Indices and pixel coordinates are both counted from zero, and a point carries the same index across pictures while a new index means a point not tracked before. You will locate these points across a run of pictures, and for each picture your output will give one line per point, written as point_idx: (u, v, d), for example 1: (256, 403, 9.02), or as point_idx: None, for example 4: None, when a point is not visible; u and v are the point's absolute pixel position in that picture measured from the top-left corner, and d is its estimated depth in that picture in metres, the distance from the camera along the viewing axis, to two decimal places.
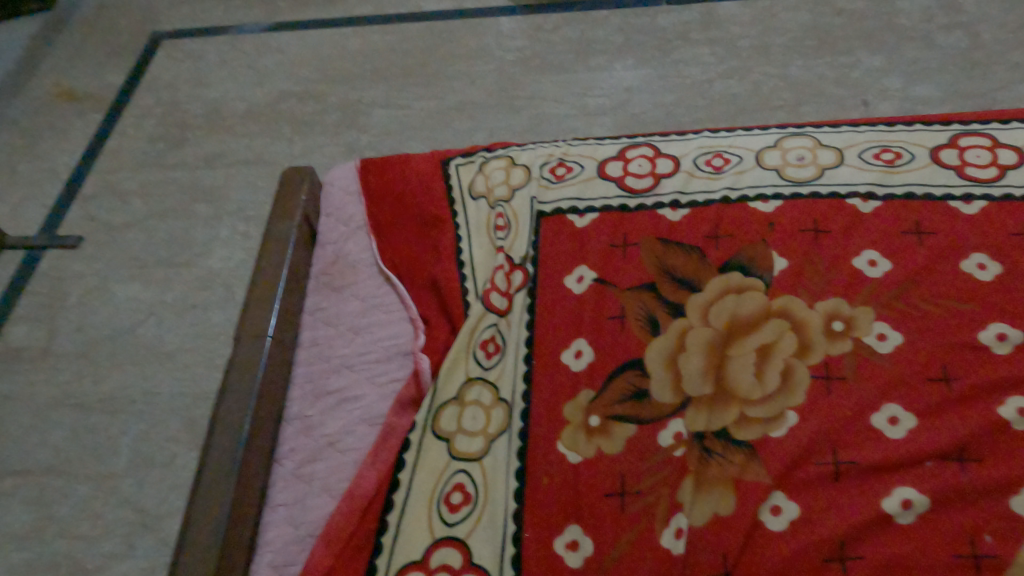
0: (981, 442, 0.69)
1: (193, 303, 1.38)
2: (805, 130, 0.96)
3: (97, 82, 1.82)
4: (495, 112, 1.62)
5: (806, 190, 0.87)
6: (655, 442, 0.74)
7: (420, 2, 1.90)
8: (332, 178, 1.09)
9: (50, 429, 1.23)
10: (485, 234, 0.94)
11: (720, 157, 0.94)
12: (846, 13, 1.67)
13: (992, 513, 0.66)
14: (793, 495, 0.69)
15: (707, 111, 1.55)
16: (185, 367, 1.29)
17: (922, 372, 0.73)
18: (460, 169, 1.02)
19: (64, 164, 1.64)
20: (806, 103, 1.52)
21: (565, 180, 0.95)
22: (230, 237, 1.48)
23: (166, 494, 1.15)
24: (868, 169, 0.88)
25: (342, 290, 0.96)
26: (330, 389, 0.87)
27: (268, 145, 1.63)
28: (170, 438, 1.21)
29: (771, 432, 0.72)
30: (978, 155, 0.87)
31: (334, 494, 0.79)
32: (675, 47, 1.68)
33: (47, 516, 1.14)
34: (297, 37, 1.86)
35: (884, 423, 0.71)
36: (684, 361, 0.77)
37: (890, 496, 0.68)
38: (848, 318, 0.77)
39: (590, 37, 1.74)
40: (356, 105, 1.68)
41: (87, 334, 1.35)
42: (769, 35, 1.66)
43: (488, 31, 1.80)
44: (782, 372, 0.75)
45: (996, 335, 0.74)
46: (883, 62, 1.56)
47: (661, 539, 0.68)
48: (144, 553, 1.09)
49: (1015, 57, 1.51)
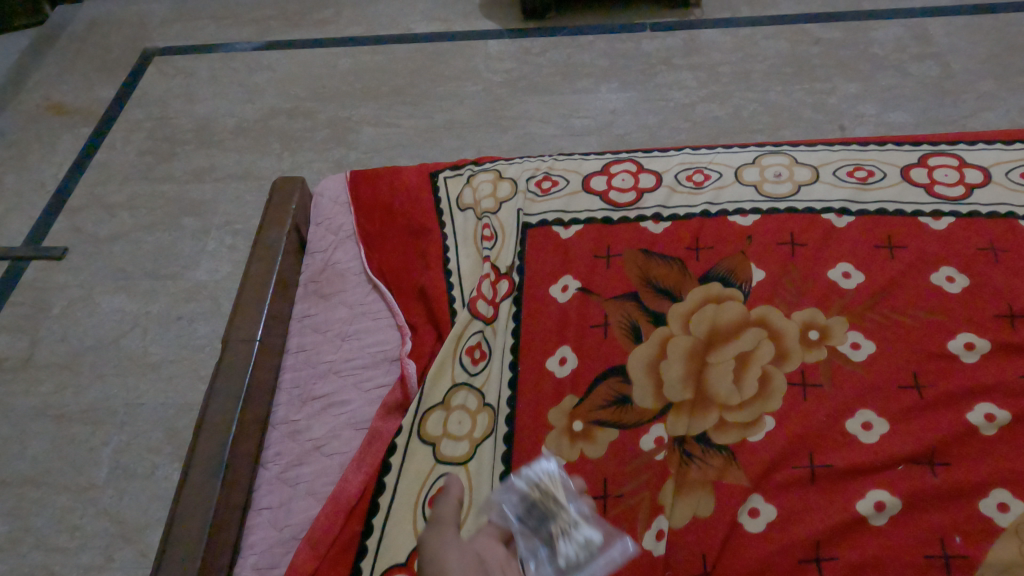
0: (951, 446, 0.72)
1: (178, 314, 1.38)
2: (783, 148, 1.00)
3: (87, 96, 1.84)
4: (483, 131, 1.65)
5: (783, 205, 0.91)
6: (638, 446, 0.75)
7: (410, 25, 1.94)
8: (321, 189, 1.10)
9: (30, 440, 1.22)
10: (472, 245, 0.96)
11: (700, 173, 0.98)
12: (823, 42, 1.74)
13: (963, 514, 0.68)
14: (770, 497, 0.71)
15: (689, 133, 1.59)
16: (170, 378, 1.29)
17: (895, 380, 0.76)
18: (448, 181, 1.05)
19: (52, 177, 1.65)
20: (784, 126, 1.57)
21: (550, 193, 0.98)
22: (217, 250, 1.48)
23: (147, 505, 1.14)
24: (842, 186, 0.92)
25: (330, 297, 0.97)
26: (317, 394, 0.88)
27: (256, 161, 1.65)
28: (152, 449, 1.20)
29: (749, 437, 0.74)
30: (946, 174, 0.91)
31: (320, 497, 0.80)
32: (658, 71, 1.73)
33: (24, 527, 1.12)
34: (287, 56, 1.89)
35: (858, 428, 0.74)
36: (665, 368, 0.79)
37: (863, 498, 0.69)
38: (823, 327, 0.80)
39: (576, 60, 1.79)
40: (346, 122, 1.70)
41: (69, 345, 1.35)
42: (750, 62, 1.72)
43: (477, 53, 1.83)
44: (759, 379, 0.78)
45: (965, 344, 0.77)
46: (858, 89, 1.62)
47: (642, 541, 0.69)
48: (122, 565, 1.08)
49: (985, 86, 1.57)
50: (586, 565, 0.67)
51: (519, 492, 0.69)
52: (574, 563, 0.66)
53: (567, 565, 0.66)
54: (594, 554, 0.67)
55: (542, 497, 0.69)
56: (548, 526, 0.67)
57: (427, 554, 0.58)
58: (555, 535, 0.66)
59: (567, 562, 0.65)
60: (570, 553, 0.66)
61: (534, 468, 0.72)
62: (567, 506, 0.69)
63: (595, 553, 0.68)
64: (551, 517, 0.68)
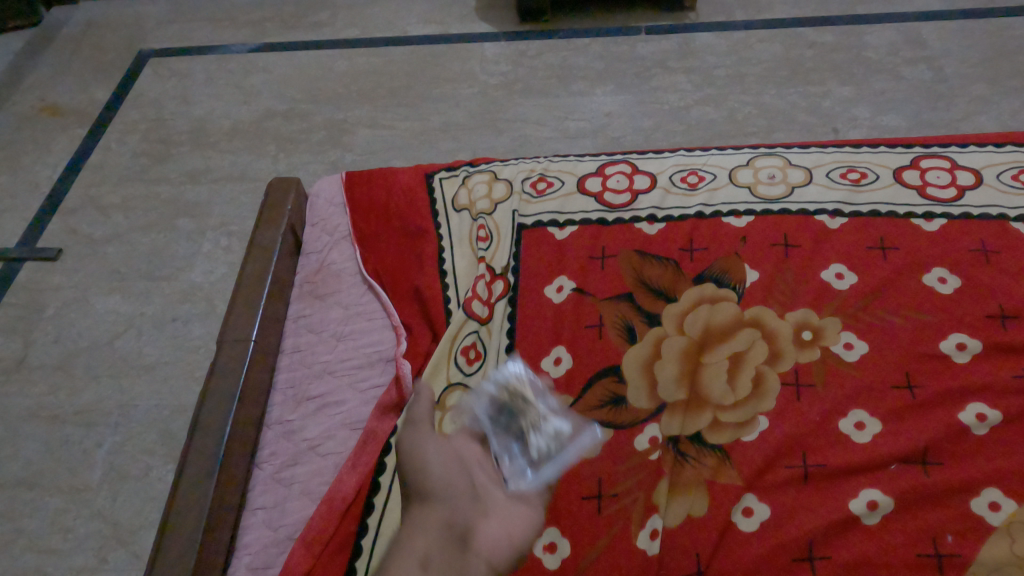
0: (943, 446, 0.72)
1: (173, 315, 1.38)
2: (776, 150, 1.00)
3: (83, 97, 1.83)
4: (478, 133, 1.65)
5: (776, 206, 0.91)
6: (632, 446, 0.75)
7: (406, 27, 1.94)
8: (317, 190, 1.10)
9: (23, 442, 1.22)
10: (467, 246, 0.96)
11: (694, 175, 0.98)
12: (817, 46, 1.75)
13: (955, 513, 0.68)
14: (763, 497, 0.71)
15: (684, 135, 1.60)
16: (164, 380, 1.29)
17: (887, 380, 0.76)
18: (443, 183, 1.05)
19: (46, 178, 1.64)
20: (778, 129, 1.58)
21: (545, 195, 0.98)
22: (212, 252, 1.48)
23: (140, 506, 1.14)
24: (835, 188, 0.92)
25: (325, 298, 0.97)
26: (312, 394, 0.88)
27: (252, 162, 1.65)
28: (146, 451, 1.20)
29: (743, 436, 0.75)
30: (938, 176, 0.92)
31: (314, 497, 0.80)
32: (653, 74, 1.74)
33: (17, 529, 1.12)
34: (283, 57, 1.89)
35: (851, 428, 0.74)
36: (659, 367, 0.80)
37: (856, 497, 0.70)
38: (816, 327, 0.80)
39: (571, 63, 1.79)
40: (342, 124, 1.71)
41: (63, 346, 1.34)
42: (744, 65, 1.73)
43: (472, 56, 1.84)
44: (753, 379, 0.78)
45: (956, 344, 0.78)
46: (852, 92, 1.63)
47: (636, 540, 0.70)
48: (116, 567, 1.08)
49: (977, 90, 1.59)
50: (558, 452, 0.76)
51: (490, 396, 0.81)
52: (545, 452, 0.76)
53: (539, 453, 0.76)
54: (568, 441, 0.77)
55: (510, 397, 0.80)
56: (516, 423, 0.78)
57: (406, 454, 0.77)
58: (523, 431, 0.77)
59: (538, 452, 0.76)
60: (540, 444, 0.77)
61: (501, 372, 0.82)
62: (535, 401, 0.80)
63: (568, 441, 0.77)
64: (519, 414, 0.79)
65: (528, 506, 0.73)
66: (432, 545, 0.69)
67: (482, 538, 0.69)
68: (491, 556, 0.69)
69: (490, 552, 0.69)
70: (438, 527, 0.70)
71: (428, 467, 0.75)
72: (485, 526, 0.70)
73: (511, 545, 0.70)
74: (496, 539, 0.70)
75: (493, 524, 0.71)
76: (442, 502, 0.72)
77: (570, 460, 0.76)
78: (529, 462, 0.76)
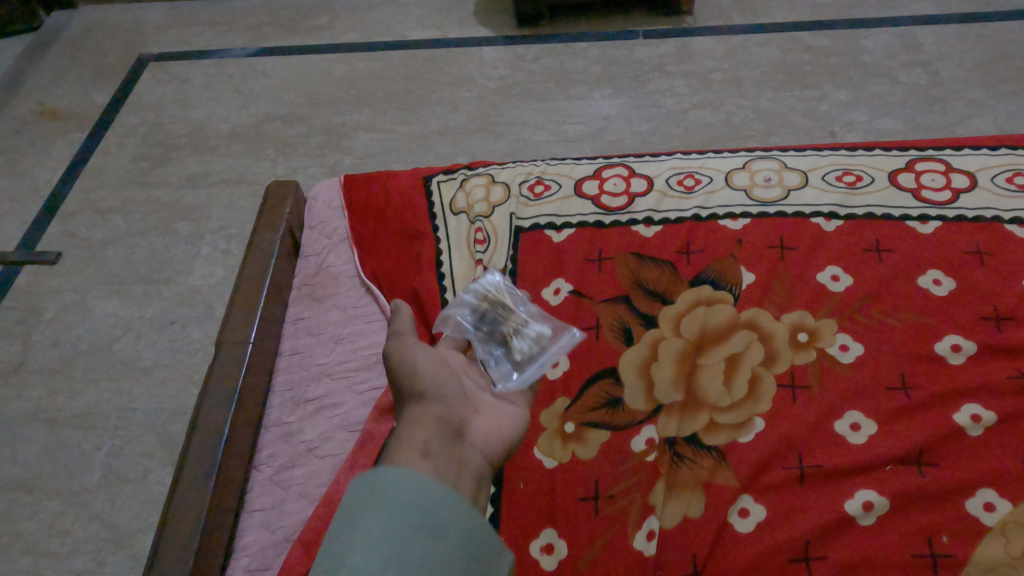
0: (938, 447, 0.72)
1: (172, 319, 1.38)
2: (772, 153, 1.01)
3: (82, 101, 1.84)
4: (476, 137, 1.66)
5: (772, 209, 0.92)
6: (628, 447, 0.76)
7: (405, 32, 1.95)
8: (315, 193, 1.11)
9: (21, 445, 1.22)
10: (465, 248, 0.97)
11: (691, 177, 0.99)
12: (813, 50, 1.75)
13: (949, 514, 0.69)
14: (759, 498, 0.71)
15: (682, 139, 1.61)
16: (163, 383, 1.29)
17: (883, 382, 0.77)
18: (441, 186, 1.06)
19: (46, 181, 1.65)
20: (775, 132, 1.59)
21: (543, 197, 0.99)
22: (211, 255, 1.49)
23: (138, 509, 1.14)
24: (831, 191, 0.93)
25: (323, 301, 0.98)
26: (310, 396, 0.88)
27: (251, 166, 1.65)
28: (145, 454, 1.20)
29: (739, 438, 0.75)
30: (933, 179, 0.92)
31: (312, 499, 0.80)
32: (651, 78, 1.75)
33: (15, 532, 1.12)
34: (282, 62, 1.90)
35: (847, 429, 0.75)
36: (655, 369, 0.80)
37: (852, 498, 0.70)
38: (812, 329, 0.81)
39: (569, 67, 1.80)
40: (341, 128, 1.71)
41: (62, 349, 1.34)
42: (741, 69, 1.73)
43: (471, 60, 1.85)
44: (749, 381, 0.78)
45: (951, 346, 0.78)
46: (848, 96, 1.64)
47: (633, 541, 0.70)
48: (113, 570, 1.08)
49: (972, 93, 1.59)
50: (540, 353, 0.75)
51: (470, 305, 0.79)
52: (528, 354, 0.75)
53: (522, 354, 0.74)
54: (543, 347, 0.76)
55: (491, 304, 0.79)
56: (500, 328, 0.77)
57: (395, 359, 0.67)
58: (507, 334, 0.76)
59: (522, 353, 0.74)
60: (523, 346, 0.75)
61: (481, 282, 0.81)
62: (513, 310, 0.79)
63: (547, 343, 0.77)
64: (502, 320, 0.77)
65: (516, 403, 0.70)
66: (433, 434, 0.58)
67: (474, 434, 0.63)
68: (485, 452, 0.62)
69: (487, 449, 0.62)
70: (437, 423, 0.60)
71: (418, 363, 0.66)
72: (477, 421, 0.64)
73: (503, 442, 0.64)
74: (487, 435, 0.63)
75: (484, 420, 0.65)
76: (435, 403, 0.62)
77: (553, 359, 0.75)
78: (513, 364, 0.74)
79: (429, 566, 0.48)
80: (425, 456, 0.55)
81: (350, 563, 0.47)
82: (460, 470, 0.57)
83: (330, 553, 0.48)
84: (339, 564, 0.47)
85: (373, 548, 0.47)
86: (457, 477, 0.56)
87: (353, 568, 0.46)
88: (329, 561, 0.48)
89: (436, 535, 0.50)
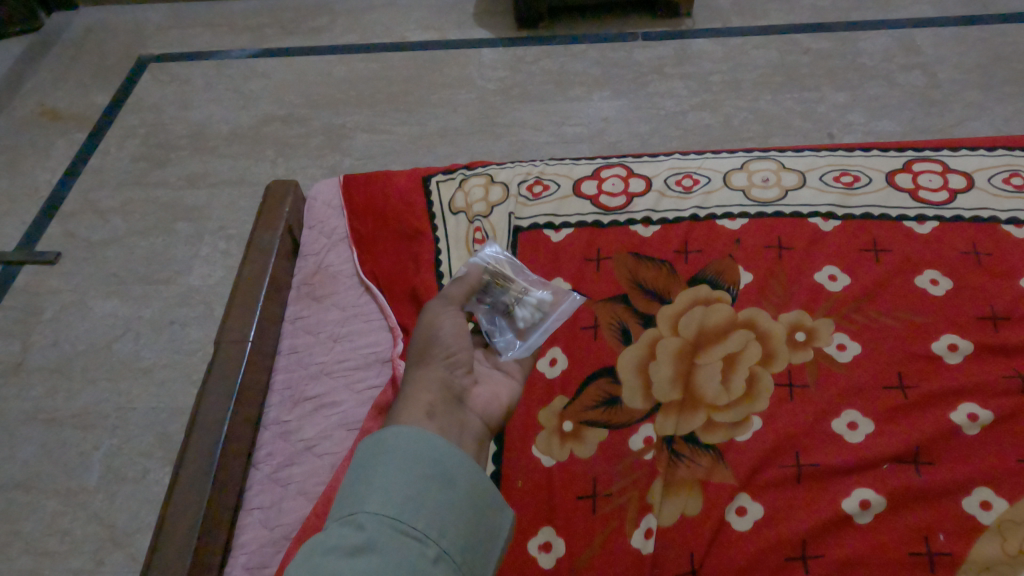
0: (934, 445, 0.73)
1: (171, 319, 1.39)
2: (770, 153, 1.01)
3: (82, 102, 1.84)
4: (476, 138, 1.66)
5: (770, 209, 0.92)
6: (626, 445, 0.76)
7: (404, 33, 1.95)
8: (315, 193, 1.11)
9: (20, 444, 1.22)
10: (464, 248, 0.97)
11: (689, 178, 0.99)
12: (812, 52, 1.76)
13: (946, 512, 0.69)
14: (756, 497, 0.71)
15: (681, 140, 1.61)
16: (162, 383, 1.29)
17: (880, 381, 0.77)
18: (440, 185, 1.06)
19: (45, 182, 1.65)
20: (774, 134, 1.59)
21: (541, 197, 0.99)
22: (210, 256, 1.49)
23: (137, 509, 1.14)
24: (828, 191, 0.93)
25: (323, 300, 0.98)
26: (309, 395, 0.89)
27: (250, 167, 1.66)
28: (144, 453, 1.20)
29: (736, 437, 0.75)
30: (931, 179, 0.93)
31: (310, 497, 0.80)
32: (650, 80, 1.75)
33: (13, 532, 1.12)
34: (282, 63, 1.90)
35: (844, 428, 0.75)
36: (653, 367, 0.80)
37: (849, 496, 0.70)
38: (809, 328, 0.81)
39: (569, 69, 1.81)
40: (340, 129, 1.71)
41: (61, 349, 1.35)
42: (740, 71, 1.74)
43: (470, 61, 1.85)
44: (747, 379, 0.79)
45: (948, 345, 0.78)
46: (847, 98, 1.64)
47: (631, 539, 0.70)
48: (112, 570, 1.08)
49: (970, 96, 1.60)
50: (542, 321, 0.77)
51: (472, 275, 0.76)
52: (531, 323, 0.76)
53: (526, 322, 0.76)
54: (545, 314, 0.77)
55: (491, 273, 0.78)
56: (501, 298, 0.77)
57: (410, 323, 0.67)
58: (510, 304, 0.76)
59: (525, 322, 0.75)
60: (526, 316, 0.76)
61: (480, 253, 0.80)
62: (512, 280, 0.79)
63: (547, 311, 0.78)
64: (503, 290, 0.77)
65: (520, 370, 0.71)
66: (437, 396, 0.59)
67: (476, 399, 0.63)
68: (486, 416, 0.63)
69: (488, 414, 0.63)
70: (441, 388, 0.60)
71: (432, 324, 0.66)
72: (479, 388, 0.65)
73: (503, 408, 0.65)
74: (488, 400, 0.64)
75: (484, 389, 0.65)
76: (442, 364, 0.63)
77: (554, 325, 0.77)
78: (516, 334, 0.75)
79: (441, 512, 0.50)
80: (429, 415, 0.57)
81: (367, 507, 0.49)
82: (461, 430, 0.58)
83: (349, 498, 0.51)
84: (358, 508, 0.49)
85: (388, 494, 0.50)
86: (457, 436, 0.57)
87: (371, 512, 0.49)
88: (348, 506, 0.50)
89: (446, 485, 0.52)
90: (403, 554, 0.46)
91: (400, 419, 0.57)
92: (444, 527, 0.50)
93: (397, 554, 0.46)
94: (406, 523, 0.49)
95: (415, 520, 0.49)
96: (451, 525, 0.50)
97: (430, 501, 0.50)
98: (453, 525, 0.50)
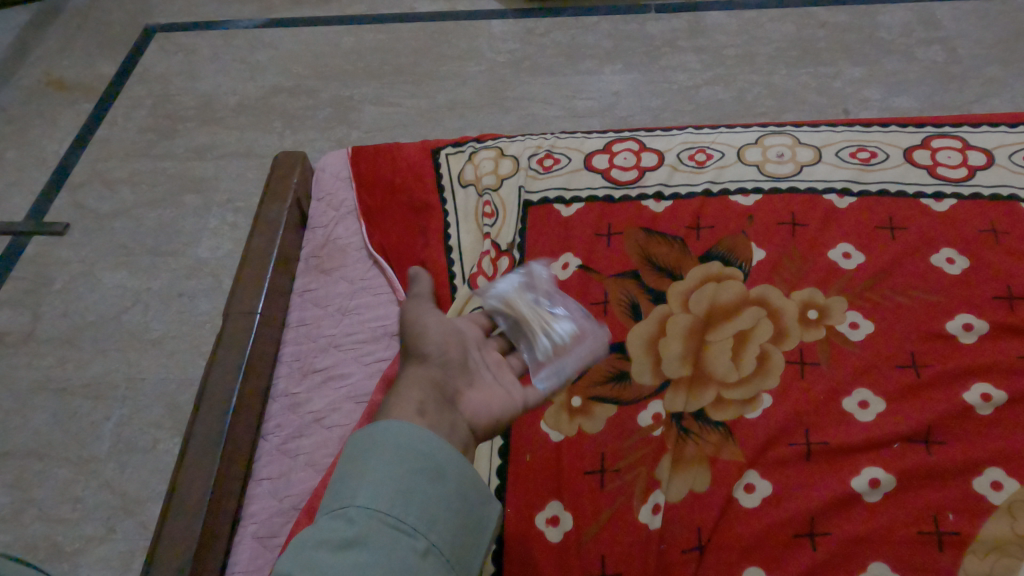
0: (947, 424, 0.72)
1: (180, 291, 1.39)
2: (785, 128, 0.99)
3: (89, 72, 1.82)
4: (485, 112, 1.65)
5: (785, 185, 0.91)
6: (635, 421, 0.76)
7: (413, 3, 1.92)
8: (323, 164, 1.10)
9: (32, 413, 1.23)
10: (473, 221, 0.96)
11: (702, 153, 0.97)
12: (829, 25, 1.72)
13: (957, 491, 0.69)
14: (766, 473, 0.71)
15: (692, 116, 1.59)
16: (171, 355, 1.29)
17: (893, 361, 0.76)
18: (449, 158, 1.04)
19: (53, 152, 1.64)
20: (787, 110, 1.57)
21: (552, 171, 0.98)
22: (218, 228, 1.48)
23: (148, 478, 1.15)
24: (844, 167, 0.91)
25: (331, 273, 0.98)
26: (317, 367, 0.89)
27: (258, 139, 1.64)
28: (153, 423, 1.21)
29: (747, 414, 0.75)
30: (949, 156, 0.91)
31: (319, 468, 0.81)
32: (663, 53, 1.72)
33: (27, 499, 1.14)
34: (290, 33, 1.87)
35: (854, 406, 0.74)
36: (664, 344, 0.80)
37: (859, 475, 0.70)
38: (822, 307, 0.80)
39: (580, 41, 1.77)
40: (348, 101, 1.70)
41: (71, 320, 1.35)
42: (755, 45, 1.70)
43: (480, 33, 1.82)
44: (758, 357, 0.78)
45: (963, 325, 0.77)
46: (864, 73, 1.61)
47: (638, 514, 0.70)
48: (124, 537, 1.10)
49: (989, 71, 1.57)
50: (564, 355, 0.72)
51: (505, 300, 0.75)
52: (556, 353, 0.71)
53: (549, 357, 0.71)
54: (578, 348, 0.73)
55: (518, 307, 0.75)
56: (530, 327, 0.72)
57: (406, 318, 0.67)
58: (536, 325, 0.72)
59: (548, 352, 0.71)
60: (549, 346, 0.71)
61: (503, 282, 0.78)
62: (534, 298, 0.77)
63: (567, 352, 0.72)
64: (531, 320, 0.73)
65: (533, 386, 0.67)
66: (427, 395, 0.58)
67: (468, 403, 0.61)
68: (475, 422, 0.61)
69: (475, 420, 0.61)
70: (430, 386, 0.59)
71: (427, 325, 0.64)
72: (474, 389, 0.62)
73: (494, 415, 0.62)
74: (480, 405, 0.61)
75: (479, 393, 0.62)
76: (435, 363, 0.61)
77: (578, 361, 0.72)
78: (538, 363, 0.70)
79: (432, 507, 0.51)
80: (416, 415, 0.55)
81: (358, 501, 0.49)
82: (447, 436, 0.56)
83: (341, 488, 0.51)
84: (348, 501, 0.50)
85: (379, 487, 0.50)
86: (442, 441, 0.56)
87: (362, 506, 0.49)
88: (339, 499, 0.50)
89: (437, 479, 0.52)
90: (392, 549, 0.47)
91: (388, 417, 0.56)
92: (434, 521, 0.50)
93: (387, 550, 0.47)
94: (396, 518, 0.49)
95: (406, 514, 0.49)
96: (439, 518, 0.51)
97: (420, 496, 0.50)
98: (442, 519, 0.51)
